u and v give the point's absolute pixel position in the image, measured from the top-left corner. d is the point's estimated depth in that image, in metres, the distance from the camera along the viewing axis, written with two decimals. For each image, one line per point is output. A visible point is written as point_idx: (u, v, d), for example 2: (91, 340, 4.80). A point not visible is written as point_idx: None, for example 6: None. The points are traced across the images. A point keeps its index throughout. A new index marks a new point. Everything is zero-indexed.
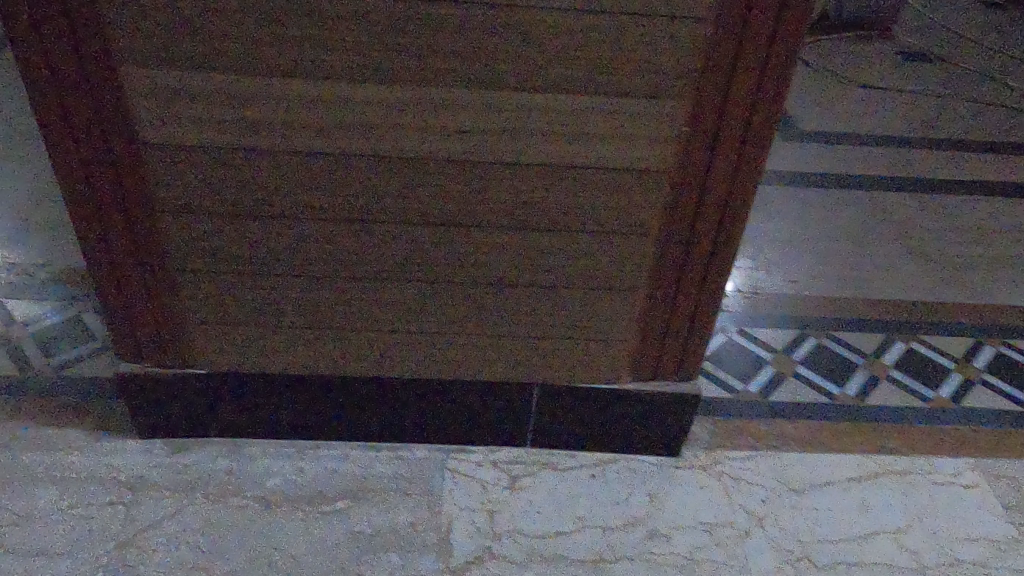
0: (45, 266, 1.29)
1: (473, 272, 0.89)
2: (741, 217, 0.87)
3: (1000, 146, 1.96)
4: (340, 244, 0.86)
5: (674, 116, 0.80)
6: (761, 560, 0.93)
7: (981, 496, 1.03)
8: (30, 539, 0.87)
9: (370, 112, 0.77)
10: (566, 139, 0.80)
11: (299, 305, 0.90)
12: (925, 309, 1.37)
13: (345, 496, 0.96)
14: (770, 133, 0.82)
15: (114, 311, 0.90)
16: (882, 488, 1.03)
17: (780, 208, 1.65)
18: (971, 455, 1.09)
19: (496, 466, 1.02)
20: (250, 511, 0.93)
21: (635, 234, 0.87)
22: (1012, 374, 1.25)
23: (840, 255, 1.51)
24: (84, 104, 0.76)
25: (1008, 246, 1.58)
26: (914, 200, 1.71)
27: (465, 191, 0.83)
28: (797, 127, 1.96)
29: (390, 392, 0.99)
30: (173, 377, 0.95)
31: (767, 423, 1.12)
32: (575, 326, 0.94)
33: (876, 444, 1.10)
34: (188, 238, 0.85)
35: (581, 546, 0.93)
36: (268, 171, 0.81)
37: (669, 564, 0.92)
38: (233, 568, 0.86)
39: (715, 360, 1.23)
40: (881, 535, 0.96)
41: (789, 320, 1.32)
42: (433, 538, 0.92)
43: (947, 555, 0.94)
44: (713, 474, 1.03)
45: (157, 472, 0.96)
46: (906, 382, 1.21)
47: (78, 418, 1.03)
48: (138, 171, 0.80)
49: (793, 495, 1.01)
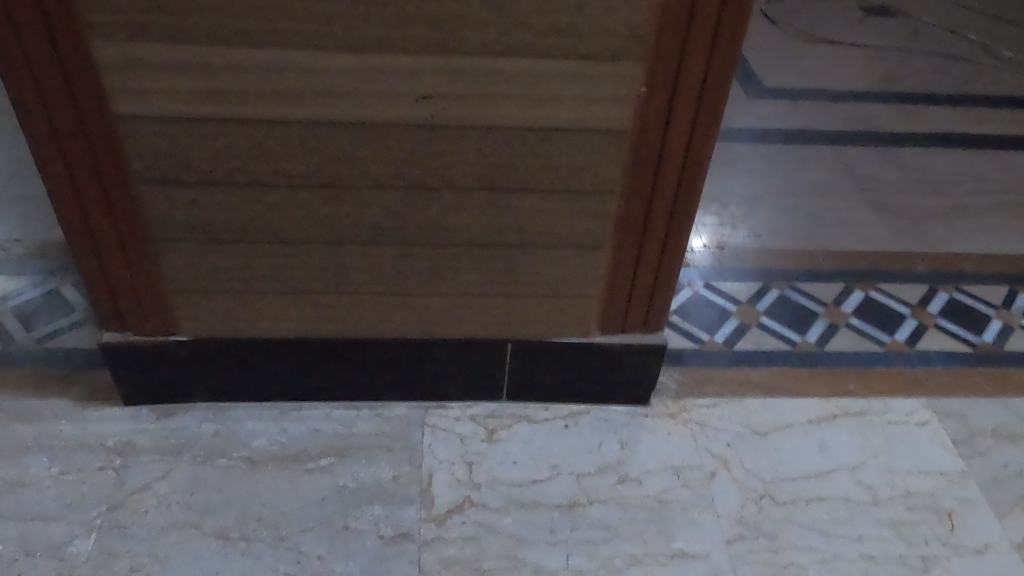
0: (20, 242, 1.31)
1: (439, 236, 0.91)
2: (701, 173, 0.88)
3: (970, 90, 1.98)
4: (309, 213, 0.88)
5: (631, 76, 0.80)
6: (727, 499, 0.99)
7: (931, 432, 1.09)
8: (26, 505, 0.93)
9: (330, 83, 0.79)
10: (523, 105, 0.82)
11: (274, 272, 0.93)
12: (887, 258, 1.42)
13: (329, 453, 1.00)
14: (727, 90, 0.82)
15: (96, 283, 0.93)
16: (839, 428, 1.09)
17: (749, 161, 1.67)
18: (924, 395, 1.15)
19: (473, 420, 1.06)
20: (236, 471, 0.98)
21: (596, 195, 0.89)
22: (964, 316, 1.31)
23: (807, 206, 1.54)
24: (48, 84, 0.77)
25: (972, 192, 1.62)
26: (882, 149, 1.74)
27: (427, 157, 0.85)
28: (768, 78, 1.97)
29: (367, 353, 1.02)
30: (157, 345, 0.99)
31: (731, 371, 1.16)
32: (542, 285, 0.97)
33: (834, 388, 1.15)
34: (160, 212, 0.87)
35: (557, 492, 0.98)
36: (233, 145, 0.83)
37: (640, 505, 0.97)
38: (223, 525, 0.92)
39: (680, 313, 1.27)
40: (838, 473, 1.03)
41: (754, 272, 1.36)
42: (416, 489, 0.97)
43: (899, 488, 1.01)
44: (681, 421, 1.08)
45: (143, 437, 1.01)
46: (864, 328, 1.27)
47: (65, 388, 1.06)
48: (107, 148, 0.82)
49: (756, 438, 1.06)
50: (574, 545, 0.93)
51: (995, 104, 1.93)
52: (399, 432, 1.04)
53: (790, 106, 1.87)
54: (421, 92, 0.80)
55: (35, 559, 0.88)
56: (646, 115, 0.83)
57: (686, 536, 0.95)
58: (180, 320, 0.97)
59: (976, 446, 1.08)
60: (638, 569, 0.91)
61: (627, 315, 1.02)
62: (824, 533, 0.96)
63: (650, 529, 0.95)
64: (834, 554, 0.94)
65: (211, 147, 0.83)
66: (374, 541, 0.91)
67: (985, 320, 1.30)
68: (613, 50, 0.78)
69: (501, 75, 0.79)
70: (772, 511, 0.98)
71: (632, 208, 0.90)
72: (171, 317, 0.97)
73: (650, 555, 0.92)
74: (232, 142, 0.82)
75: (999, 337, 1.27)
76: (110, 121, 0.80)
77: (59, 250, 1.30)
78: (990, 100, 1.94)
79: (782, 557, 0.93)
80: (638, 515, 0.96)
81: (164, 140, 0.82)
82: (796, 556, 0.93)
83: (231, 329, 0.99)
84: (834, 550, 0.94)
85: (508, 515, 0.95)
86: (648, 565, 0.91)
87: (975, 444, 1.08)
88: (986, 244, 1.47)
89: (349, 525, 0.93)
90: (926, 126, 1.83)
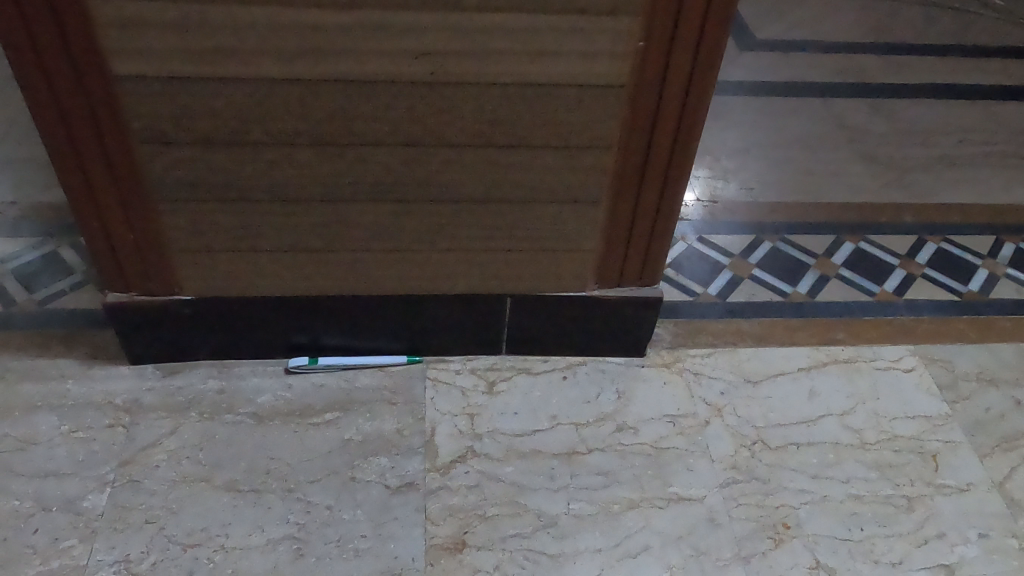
0: (15, 205, 1.31)
1: (438, 191, 0.92)
2: (696, 128, 0.89)
3: (959, 40, 1.98)
4: (308, 171, 0.89)
5: (629, 31, 0.81)
6: (720, 445, 1.02)
7: (917, 377, 1.13)
8: (38, 462, 0.95)
9: (327, 42, 0.79)
10: (520, 60, 0.82)
11: (273, 230, 0.94)
12: (877, 210, 1.44)
13: (334, 407, 1.03)
14: (722, 44, 0.83)
15: (98, 243, 0.94)
16: (829, 375, 1.12)
17: (740, 115, 1.67)
18: (911, 343, 1.18)
19: (474, 373, 1.09)
20: (243, 426, 1.00)
21: (594, 149, 0.90)
22: (950, 266, 1.33)
23: (798, 158, 1.56)
24: (44, 43, 0.77)
25: (961, 144, 1.63)
26: (873, 101, 1.74)
27: (427, 113, 0.85)
28: (759, 30, 1.96)
29: (368, 309, 1.04)
30: (160, 304, 1.00)
31: (724, 323, 1.19)
32: (540, 239, 0.98)
33: (824, 338, 1.18)
34: (161, 171, 0.88)
35: (557, 441, 1.01)
36: (233, 104, 0.83)
37: (638, 452, 1.01)
38: (232, 478, 0.95)
39: (674, 267, 1.29)
40: (827, 418, 1.06)
41: (746, 225, 1.38)
42: (419, 441, 1.00)
43: (886, 432, 1.05)
44: (676, 370, 1.11)
45: (150, 395, 1.02)
46: (854, 279, 1.29)
47: (68, 348, 1.08)
48: (105, 109, 0.82)
49: (748, 387, 1.10)
50: (574, 491, 0.96)
51: (985, 55, 1.93)
52: (364, 363, 1.07)
53: (781, 58, 1.86)
54: (419, 49, 0.80)
55: (51, 513, 0.90)
56: (643, 69, 0.84)
57: (682, 480, 0.98)
58: (183, 278, 0.98)
59: (960, 391, 1.11)
60: (635, 513, 0.95)
61: (624, 268, 1.03)
62: (813, 476, 1.00)
63: (646, 474, 0.98)
64: (823, 496, 0.98)
65: (210, 106, 0.83)
66: (380, 491, 0.94)
67: (972, 270, 1.33)
68: (611, 5, 0.78)
69: (499, 30, 0.79)
70: (763, 456, 1.01)
71: (629, 162, 0.92)
72: (174, 276, 0.98)
73: (647, 500, 0.96)
74: (231, 100, 0.83)
75: (985, 285, 1.30)
76: (108, 80, 0.80)
77: (55, 212, 1.30)
78: (979, 50, 1.95)
79: (772, 499, 0.97)
80: (635, 462, 1.00)
81: (163, 100, 0.82)
82: (786, 498, 0.97)
83: (234, 288, 1.00)
84: (823, 492, 0.98)
85: (509, 465, 0.98)
86: (645, 509, 0.95)
87: (959, 389, 1.11)
88: (974, 195, 1.49)
89: (356, 476, 0.96)
90: (917, 78, 1.83)
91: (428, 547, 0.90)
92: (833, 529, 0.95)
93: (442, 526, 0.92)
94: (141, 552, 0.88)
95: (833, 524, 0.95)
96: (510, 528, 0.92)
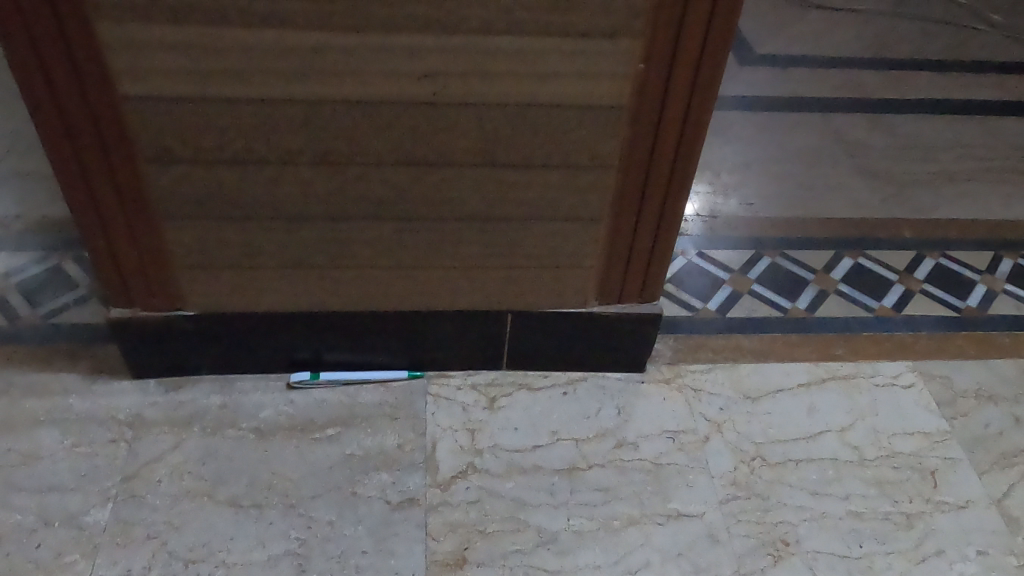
0: (19, 218, 1.32)
1: (440, 209, 0.93)
2: (696, 147, 0.90)
3: (957, 55, 2.00)
4: (311, 189, 0.90)
5: (629, 53, 0.82)
6: (720, 461, 1.03)
7: (916, 393, 1.13)
8: (41, 476, 0.95)
9: (332, 64, 0.80)
10: (522, 81, 0.83)
11: (276, 246, 0.95)
12: (876, 225, 1.45)
13: (335, 423, 1.03)
14: (722, 66, 0.84)
15: (102, 259, 0.94)
16: (828, 391, 1.13)
17: (740, 130, 1.68)
18: (910, 359, 1.19)
19: (475, 388, 1.09)
20: (246, 441, 1.00)
21: (594, 169, 0.91)
22: (949, 282, 1.34)
23: (797, 173, 1.57)
24: (52, 64, 0.78)
25: (959, 159, 1.64)
26: (872, 116, 1.75)
27: (429, 132, 0.86)
28: (759, 45, 1.98)
29: (370, 324, 1.05)
30: (164, 320, 1.01)
31: (724, 338, 1.20)
32: (541, 256, 0.99)
33: (824, 354, 1.19)
34: (166, 189, 0.89)
35: (558, 457, 1.02)
36: (239, 123, 0.84)
37: (637, 468, 1.01)
38: (234, 493, 0.95)
39: (674, 282, 1.30)
40: (827, 434, 1.07)
41: (746, 241, 1.39)
42: (421, 456, 1.00)
43: (885, 448, 1.06)
44: (676, 386, 1.12)
45: (152, 409, 1.03)
46: (853, 294, 1.30)
47: (72, 362, 1.08)
48: (111, 128, 0.83)
49: (748, 403, 1.10)
50: (575, 508, 0.97)
51: (983, 71, 1.94)
52: (366, 378, 1.08)
53: (781, 73, 1.88)
54: (422, 70, 0.81)
55: (54, 528, 0.91)
56: (643, 89, 0.85)
57: (682, 497, 0.99)
58: (186, 294, 0.99)
59: (959, 407, 1.12)
60: (635, 529, 0.95)
61: (625, 285, 1.04)
62: (812, 492, 1.00)
63: (646, 491, 0.99)
64: (822, 512, 0.98)
65: (215, 125, 0.84)
66: (381, 507, 0.95)
67: (970, 286, 1.34)
68: (612, 28, 0.79)
69: (501, 51, 0.80)
70: (763, 472, 1.02)
71: (630, 180, 0.92)
72: (177, 292, 0.99)
73: (647, 516, 0.96)
74: (236, 120, 0.84)
75: (983, 301, 1.31)
76: (114, 100, 0.81)
77: (60, 226, 1.31)
78: (977, 65, 1.96)
79: (772, 515, 0.97)
80: (635, 478, 1.00)
81: (169, 119, 0.83)
82: (785, 515, 0.97)
83: (237, 303, 1.01)
84: (822, 508, 0.98)
85: (510, 480, 0.99)
86: (645, 525, 0.95)
87: (958, 406, 1.12)
88: (972, 211, 1.50)
89: (357, 491, 0.96)
90: (916, 94, 1.84)
91: (429, 563, 0.90)
92: (832, 546, 0.95)
93: (443, 541, 0.92)
94: (143, 567, 0.88)
95: (832, 540, 0.95)
96: (511, 544, 0.92)
